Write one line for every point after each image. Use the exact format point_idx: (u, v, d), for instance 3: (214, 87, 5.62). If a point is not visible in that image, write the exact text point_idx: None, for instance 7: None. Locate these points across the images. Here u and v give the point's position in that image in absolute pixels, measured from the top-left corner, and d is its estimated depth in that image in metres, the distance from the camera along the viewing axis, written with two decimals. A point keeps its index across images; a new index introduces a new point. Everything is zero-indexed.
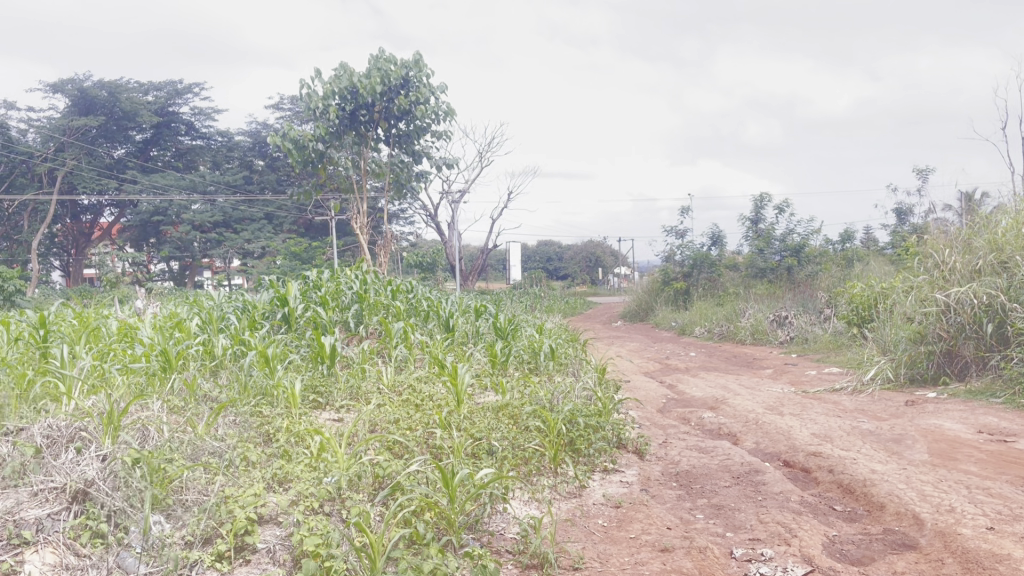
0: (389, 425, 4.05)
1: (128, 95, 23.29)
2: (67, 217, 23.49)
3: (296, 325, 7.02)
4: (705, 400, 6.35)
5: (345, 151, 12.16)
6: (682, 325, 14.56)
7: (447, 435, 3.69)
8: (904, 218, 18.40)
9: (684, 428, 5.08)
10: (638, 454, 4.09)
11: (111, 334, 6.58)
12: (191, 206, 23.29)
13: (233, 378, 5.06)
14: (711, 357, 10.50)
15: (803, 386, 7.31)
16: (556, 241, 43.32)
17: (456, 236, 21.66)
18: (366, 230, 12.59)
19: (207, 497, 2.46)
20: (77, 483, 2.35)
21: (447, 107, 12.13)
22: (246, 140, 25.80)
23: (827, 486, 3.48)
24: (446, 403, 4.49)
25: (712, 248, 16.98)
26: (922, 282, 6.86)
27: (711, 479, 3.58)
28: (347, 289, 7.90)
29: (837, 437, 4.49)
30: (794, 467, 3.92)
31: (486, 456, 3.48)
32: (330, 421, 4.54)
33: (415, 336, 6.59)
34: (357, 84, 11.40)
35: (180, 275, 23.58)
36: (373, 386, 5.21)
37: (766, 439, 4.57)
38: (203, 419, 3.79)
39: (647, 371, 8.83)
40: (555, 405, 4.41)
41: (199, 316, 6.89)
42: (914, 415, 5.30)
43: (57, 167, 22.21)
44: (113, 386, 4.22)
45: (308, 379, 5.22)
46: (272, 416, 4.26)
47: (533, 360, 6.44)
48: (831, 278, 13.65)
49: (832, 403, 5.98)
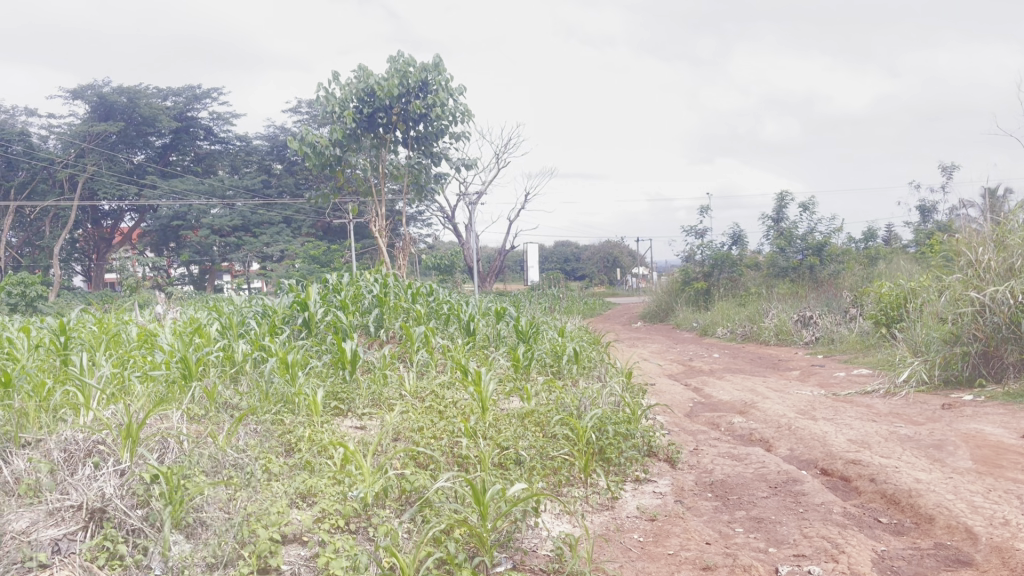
0: (413, 434, 3.96)
1: (148, 101, 23.41)
2: (89, 222, 23.65)
3: (317, 330, 6.94)
4: (734, 404, 6.20)
5: (363, 154, 12.10)
6: (703, 325, 14.38)
7: (472, 444, 3.59)
8: (928, 215, 18.10)
9: (714, 434, 4.94)
10: (670, 463, 3.96)
11: (131, 340, 6.53)
12: (210, 211, 23.38)
13: (253, 386, 4.99)
14: (735, 359, 10.32)
15: (832, 388, 7.14)
16: (574, 242, 43.14)
17: (474, 237, 21.56)
18: (384, 233, 12.52)
19: (228, 516, 2.37)
20: (93, 502, 2.28)
21: (466, 109, 12.04)
22: (264, 143, 25.86)
23: (870, 496, 3.33)
24: (470, 411, 4.39)
25: (732, 247, 16.78)
26: (956, 281, 6.68)
27: (748, 490, 3.45)
28: (367, 293, 7.82)
29: (875, 442, 4.34)
30: (832, 476, 3.77)
31: (513, 467, 3.38)
32: (353, 430, 4.44)
33: (436, 341, 6.48)
34: (375, 86, 11.32)
35: (200, 279, 23.69)
36: (395, 392, 5.11)
37: (801, 445, 4.43)
38: (223, 430, 3.73)
39: (670, 374, 8.68)
40: (582, 412, 4.29)
41: (220, 322, 6.84)
42: (952, 419, 5.13)
43: (78, 173, 22.35)
44: (133, 396, 4.16)
45: (329, 386, 5.13)
46: (293, 424, 4.18)
47: (556, 363, 6.31)
48: (855, 277, 13.42)
49: (865, 407, 5.81)
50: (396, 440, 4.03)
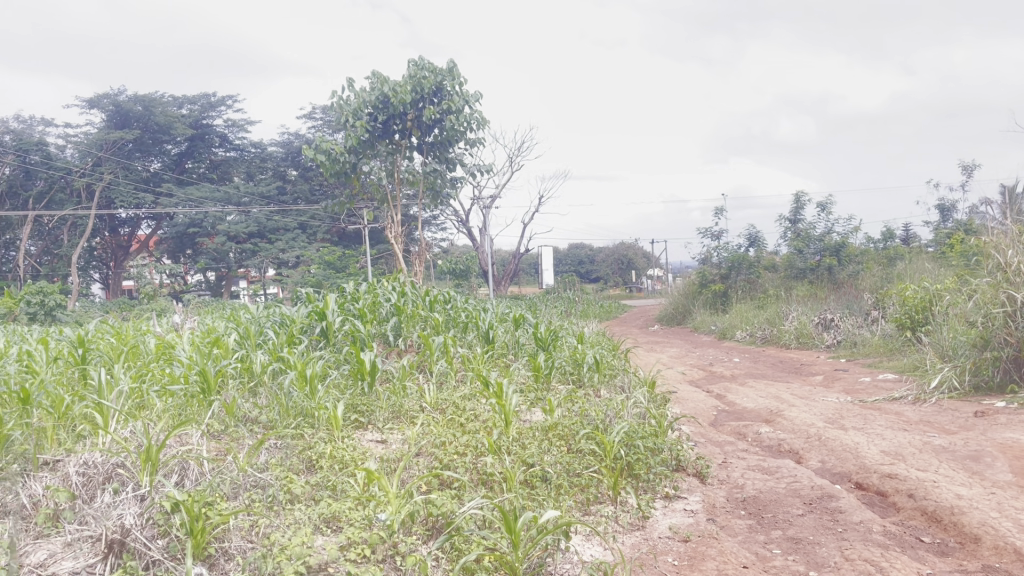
0: (437, 449, 3.90)
1: (163, 109, 23.54)
2: (106, 231, 23.76)
3: (335, 339, 6.89)
4: (759, 413, 6.08)
5: (378, 161, 12.07)
6: (721, 328, 14.23)
7: (497, 461, 3.51)
8: (948, 214, 17.87)
9: (741, 445, 4.84)
10: (700, 478, 3.86)
11: (149, 352, 6.50)
12: (226, 218, 23.48)
13: (272, 400, 4.95)
14: (756, 363, 10.18)
15: (858, 394, 7.00)
16: (588, 245, 42.98)
17: (489, 242, 21.49)
18: (400, 240, 12.45)
19: (251, 546, 2.31)
20: (112, 533, 2.22)
21: (481, 115, 12.00)
22: (279, 150, 25.92)
23: (910, 513, 3.23)
24: (492, 424, 4.31)
25: (749, 249, 16.62)
26: (985, 285, 6.53)
27: (782, 506, 3.35)
28: (384, 301, 7.76)
29: (910, 454, 4.22)
30: (868, 490, 3.67)
31: (540, 485, 3.32)
32: (374, 444, 4.37)
33: (455, 349, 6.39)
34: (389, 93, 11.28)
35: (217, 286, 23.79)
36: (415, 404, 5.04)
37: (833, 457, 4.32)
38: (243, 448, 3.70)
39: (691, 380, 8.56)
40: (608, 425, 4.20)
41: (237, 332, 6.78)
42: (987, 427, 5.00)
43: (95, 181, 22.48)
44: (152, 414, 4.12)
45: (349, 398, 5.06)
46: (313, 440, 4.12)
47: (576, 371, 6.21)
48: (875, 277, 13.24)
49: (894, 415, 5.68)
50: (418, 455, 3.97)
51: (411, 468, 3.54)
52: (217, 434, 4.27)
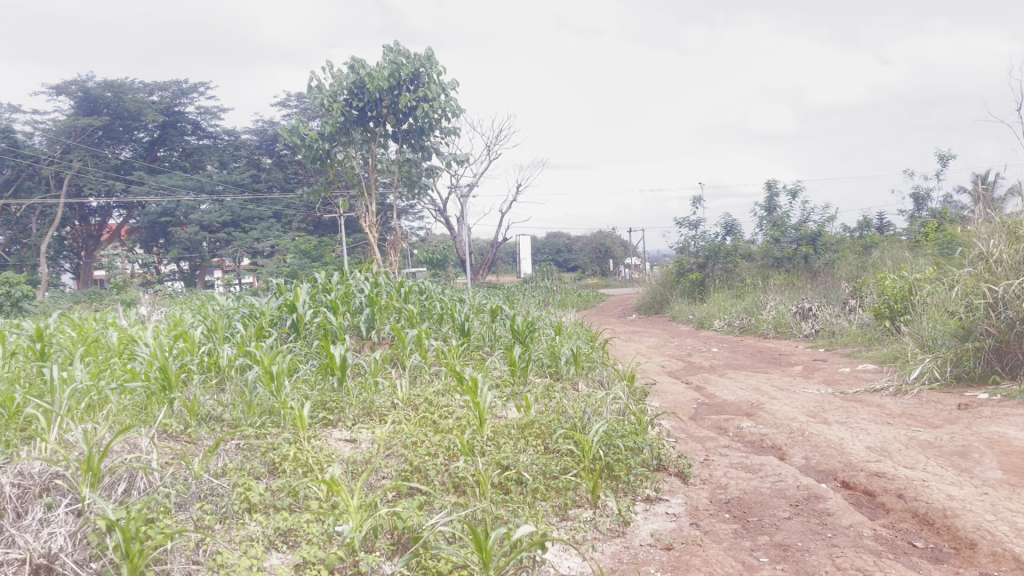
0: (408, 450, 3.74)
1: (133, 95, 23.00)
2: (76, 220, 23.24)
3: (306, 332, 6.67)
4: (739, 406, 5.94)
5: (352, 148, 11.78)
6: (699, 318, 14.13)
7: (470, 462, 3.37)
8: (922, 203, 17.89)
9: (723, 441, 4.69)
10: (681, 478, 3.70)
11: (111, 346, 6.23)
12: (198, 207, 23.09)
13: (236, 397, 4.76)
14: (735, 354, 10.08)
15: (839, 385, 6.90)
16: (565, 235, 42.87)
17: (465, 230, 21.25)
18: (374, 229, 12.19)
19: (198, 567, 2.16)
20: (39, 555, 2.08)
21: (457, 103, 11.77)
22: (252, 138, 25.49)
23: (900, 515, 3.09)
24: (465, 424, 4.14)
25: (727, 238, 16.51)
26: (966, 275, 6.42)
27: (768, 509, 3.20)
28: (357, 293, 7.53)
29: (896, 450, 4.09)
30: (855, 489, 3.54)
31: (515, 488, 3.17)
32: (342, 444, 4.17)
33: (429, 342, 6.19)
34: (366, 77, 10.99)
35: (190, 276, 23.44)
36: (386, 401, 4.85)
37: (817, 453, 4.18)
38: (200, 451, 3.53)
39: (671, 371, 8.43)
40: (586, 423, 4.04)
41: (204, 325, 6.53)
42: (971, 421, 4.89)
43: (64, 170, 21.93)
44: (105, 419, 3.93)
45: (317, 395, 4.86)
46: (278, 440, 3.93)
47: (553, 364, 6.05)
48: (850, 266, 13.20)
49: (877, 407, 5.57)
50: (388, 456, 3.81)
51: (378, 472, 3.38)
52: (176, 435, 4.08)
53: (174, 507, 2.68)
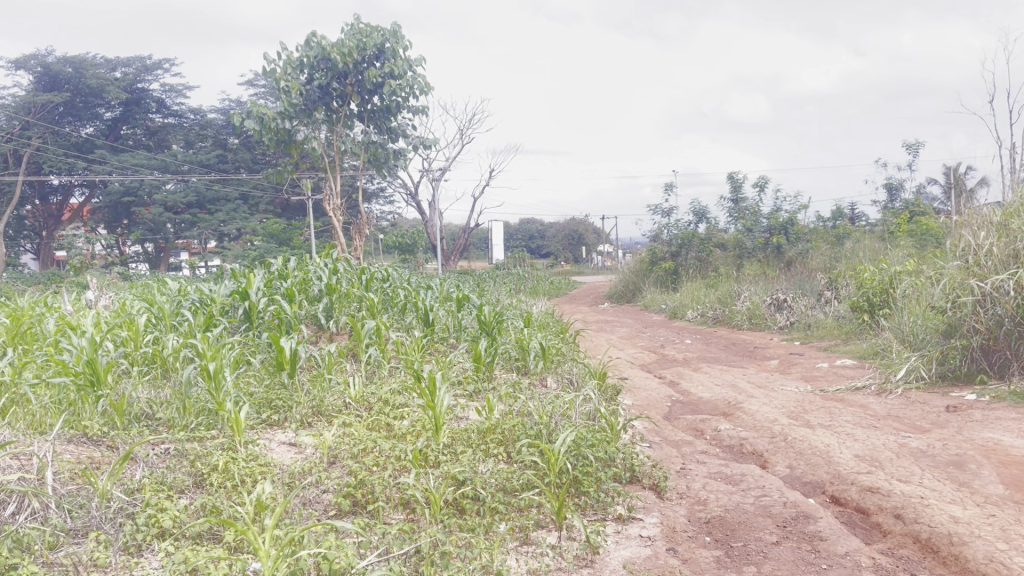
0: (355, 460, 3.37)
1: (95, 71, 22.18)
2: (36, 199, 22.38)
3: (258, 322, 6.23)
4: (716, 404, 5.63)
5: (315, 128, 11.27)
6: (672, 308, 13.83)
7: (422, 475, 3.04)
8: (894, 193, 17.74)
9: (700, 445, 4.36)
10: (656, 491, 3.34)
11: (46, 334, 5.74)
12: (163, 186, 22.35)
13: (173, 394, 4.36)
14: (709, 346, 9.78)
15: (819, 382, 6.61)
16: (537, 222, 42.55)
17: (436, 215, 20.77)
18: (338, 213, 11.68)
19: None
20: None
21: (425, 80, 11.30)
22: (218, 117, 24.75)
23: (899, 540, 2.80)
24: (421, 428, 3.78)
25: (699, 225, 16.21)
26: (955, 268, 6.09)
27: (754, 532, 2.86)
28: (316, 279, 7.07)
29: (887, 460, 3.78)
30: (846, 506, 3.23)
31: (471, 506, 2.83)
32: (285, 449, 3.77)
33: (389, 334, 5.78)
34: (328, 52, 10.47)
35: (155, 257, 22.82)
36: (338, 401, 4.46)
37: (801, 462, 3.87)
38: (116, 460, 3.16)
39: (644, 365, 8.11)
40: (552, 428, 3.69)
41: (149, 314, 6.05)
42: (961, 425, 4.62)
43: (22, 147, 21.11)
44: (11, 428, 3.50)
45: (262, 395, 4.45)
46: (211, 447, 3.52)
47: (521, 358, 5.69)
48: (823, 256, 12.94)
49: (860, 408, 5.28)
50: (333, 464, 3.45)
51: (318, 486, 3.03)
52: (97, 440, 3.69)
53: (61, 542, 2.30)
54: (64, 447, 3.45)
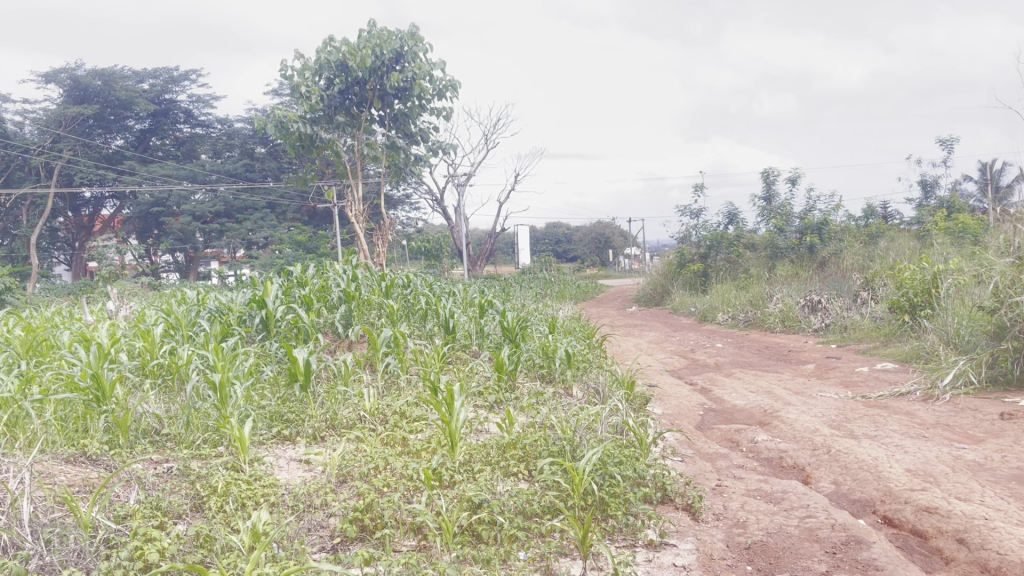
0: (365, 480, 3.14)
1: (123, 83, 22.22)
2: (68, 211, 22.52)
3: (276, 329, 6.01)
4: (751, 413, 5.32)
5: (337, 134, 11.03)
6: (702, 310, 13.50)
7: (432, 497, 2.79)
8: (929, 190, 17.23)
9: (736, 459, 4.08)
10: (690, 512, 3.07)
11: (60, 345, 5.55)
12: (190, 197, 22.38)
13: (180, 408, 4.17)
14: (741, 350, 9.46)
15: (860, 388, 6.27)
16: (563, 226, 42.35)
17: (462, 220, 20.56)
18: (362, 219, 11.50)
19: None
20: None
21: (445, 82, 11.08)
22: (244, 126, 24.82)
23: (963, 570, 2.52)
24: (437, 445, 3.55)
25: (728, 226, 15.82)
26: (1008, 266, 5.72)
27: (801, 560, 2.59)
28: (335, 286, 6.85)
29: (942, 475, 3.48)
30: (901, 528, 2.95)
31: (484, 536, 2.59)
32: (293, 468, 3.56)
33: (409, 342, 5.55)
34: (347, 57, 10.25)
35: (185, 267, 23.07)
36: (353, 414, 4.23)
37: (848, 478, 3.57)
38: (110, 485, 2.96)
39: (674, 370, 7.81)
40: (576, 444, 3.42)
41: (164, 323, 5.86)
42: (1018, 434, 4.29)
43: (54, 160, 21.16)
44: (4, 448, 3.33)
45: (273, 408, 4.23)
46: (213, 466, 3.31)
47: (546, 364, 5.45)
48: (857, 256, 12.50)
49: (907, 416, 4.95)
50: (342, 484, 3.22)
51: (324, 511, 2.82)
52: (95, 458, 3.52)
53: None
54: (58, 467, 3.27)
